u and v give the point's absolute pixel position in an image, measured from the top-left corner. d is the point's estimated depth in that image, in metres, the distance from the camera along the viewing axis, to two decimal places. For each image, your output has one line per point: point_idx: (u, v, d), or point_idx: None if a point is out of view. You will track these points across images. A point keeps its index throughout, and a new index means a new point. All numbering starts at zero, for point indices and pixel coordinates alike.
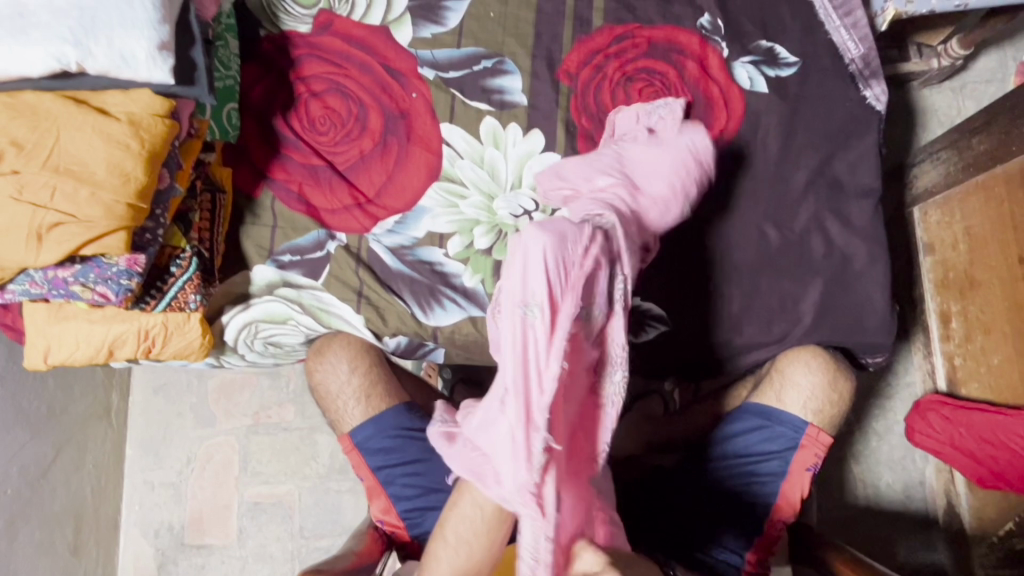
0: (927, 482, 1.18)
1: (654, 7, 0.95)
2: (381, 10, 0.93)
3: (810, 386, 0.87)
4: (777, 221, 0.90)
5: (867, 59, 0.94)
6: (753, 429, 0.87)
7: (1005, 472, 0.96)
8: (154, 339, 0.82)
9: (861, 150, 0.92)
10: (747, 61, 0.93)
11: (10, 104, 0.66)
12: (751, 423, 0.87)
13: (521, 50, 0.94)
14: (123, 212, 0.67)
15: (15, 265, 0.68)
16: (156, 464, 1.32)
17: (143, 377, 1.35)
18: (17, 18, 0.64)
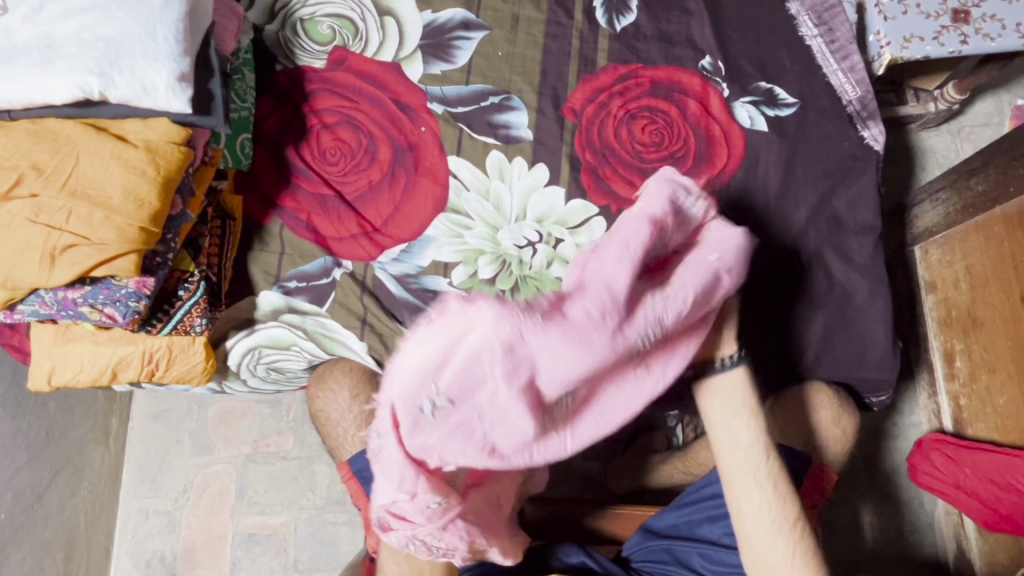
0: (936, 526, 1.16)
1: (656, 48, 0.99)
2: (393, 49, 0.96)
3: (825, 432, 0.87)
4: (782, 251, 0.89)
5: (864, 101, 0.97)
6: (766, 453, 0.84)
7: (1012, 514, 0.94)
8: (158, 362, 0.82)
9: (860, 188, 0.93)
10: (747, 101, 0.96)
11: (33, 129, 0.69)
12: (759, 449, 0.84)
13: (527, 88, 0.97)
14: (135, 234, 0.68)
15: (26, 286, 0.69)
16: (152, 492, 1.31)
17: (144, 402, 1.35)
18: (46, 51, 0.68)
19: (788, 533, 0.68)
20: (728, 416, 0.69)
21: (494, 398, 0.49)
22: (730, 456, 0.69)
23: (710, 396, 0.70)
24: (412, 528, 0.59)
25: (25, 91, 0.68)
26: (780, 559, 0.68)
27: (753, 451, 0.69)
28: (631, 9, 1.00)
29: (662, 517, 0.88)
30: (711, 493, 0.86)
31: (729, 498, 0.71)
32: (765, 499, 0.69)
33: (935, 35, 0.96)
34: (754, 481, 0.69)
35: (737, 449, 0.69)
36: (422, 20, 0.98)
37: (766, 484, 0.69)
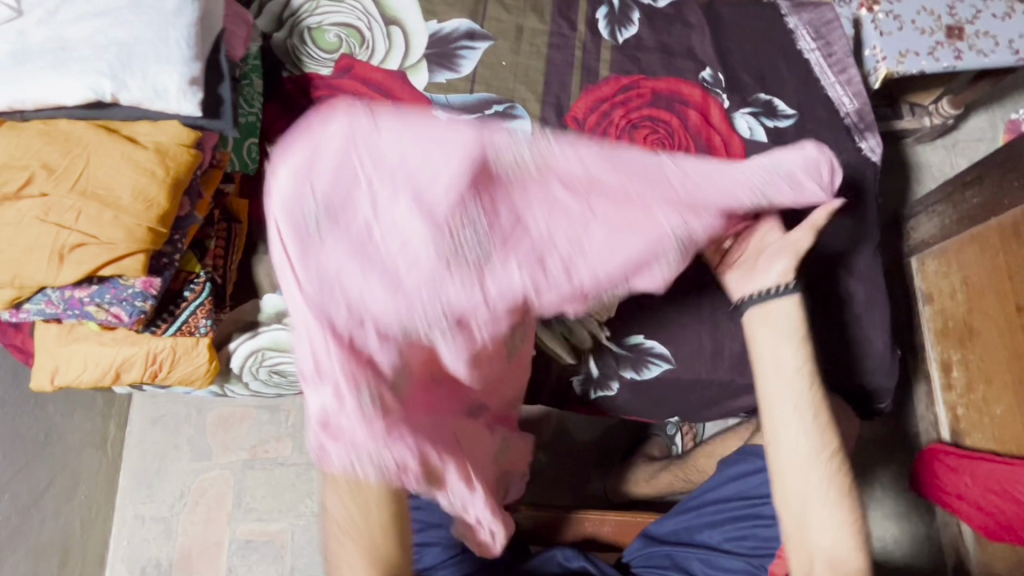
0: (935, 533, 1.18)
1: (658, 60, 1.00)
2: (399, 57, 0.98)
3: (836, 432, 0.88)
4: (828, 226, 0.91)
5: (862, 113, 0.99)
6: (759, 472, 0.86)
7: (1012, 524, 0.95)
8: (161, 363, 0.83)
9: (865, 196, 0.94)
10: (747, 112, 0.98)
11: (44, 130, 0.70)
12: (756, 465, 0.86)
13: (531, 97, 0.98)
14: (144, 234, 0.69)
15: (34, 285, 0.69)
16: (148, 498, 1.30)
17: (143, 407, 1.35)
18: (61, 53, 0.69)
19: (821, 459, 0.70)
20: (775, 342, 0.71)
21: (404, 211, 0.39)
22: (766, 382, 0.72)
23: (757, 323, 0.72)
24: (346, 446, 0.44)
25: (38, 92, 0.69)
26: (813, 487, 0.70)
27: (792, 381, 0.71)
28: (632, 22, 1.02)
29: (663, 523, 0.88)
30: (713, 498, 0.88)
31: (769, 431, 0.72)
32: (800, 428, 0.71)
33: (930, 50, 0.98)
34: (788, 410, 0.71)
35: (781, 376, 0.71)
36: (428, 30, 0.99)
37: (803, 412, 0.71)
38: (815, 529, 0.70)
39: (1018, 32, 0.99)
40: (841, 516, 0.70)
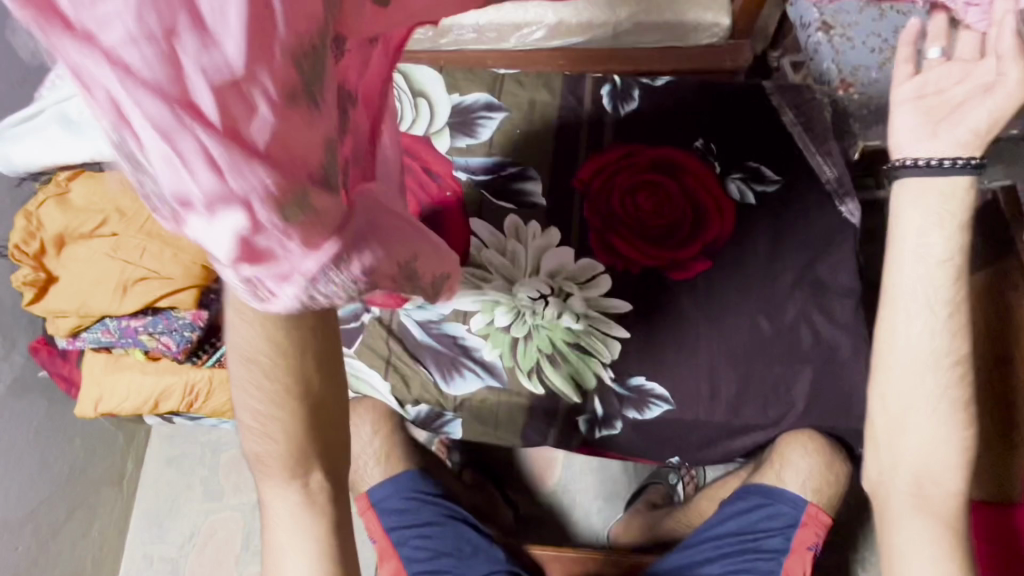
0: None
1: (655, 130, 1.12)
2: (425, 124, 1.11)
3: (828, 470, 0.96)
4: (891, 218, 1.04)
5: (842, 180, 1.08)
6: (758, 508, 0.96)
7: None
8: (198, 393, 0.88)
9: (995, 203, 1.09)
10: (737, 178, 1.08)
11: (121, 179, 0.80)
12: (755, 501, 0.96)
13: (542, 161, 1.10)
14: (198, 271, 0.77)
15: (97, 313, 0.77)
16: (159, 538, 1.32)
17: (160, 447, 1.39)
18: None
19: (948, 368, 0.76)
20: (924, 222, 0.75)
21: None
22: (905, 263, 0.77)
23: (924, 189, 0.76)
24: (224, 195, 0.26)
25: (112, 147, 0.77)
26: (925, 400, 0.76)
27: (941, 277, 0.75)
28: (633, 98, 1.15)
29: (669, 560, 0.94)
30: (713, 535, 0.94)
31: (885, 326, 0.78)
32: (931, 328, 0.75)
33: None
34: (935, 313, 0.75)
35: (922, 262, 0.76)
36: (450, 101, 1.13)
37: (939, 313, 0.75)
38: (910, 444, 0.77)
39: None
40: (949, 435, 0.76)
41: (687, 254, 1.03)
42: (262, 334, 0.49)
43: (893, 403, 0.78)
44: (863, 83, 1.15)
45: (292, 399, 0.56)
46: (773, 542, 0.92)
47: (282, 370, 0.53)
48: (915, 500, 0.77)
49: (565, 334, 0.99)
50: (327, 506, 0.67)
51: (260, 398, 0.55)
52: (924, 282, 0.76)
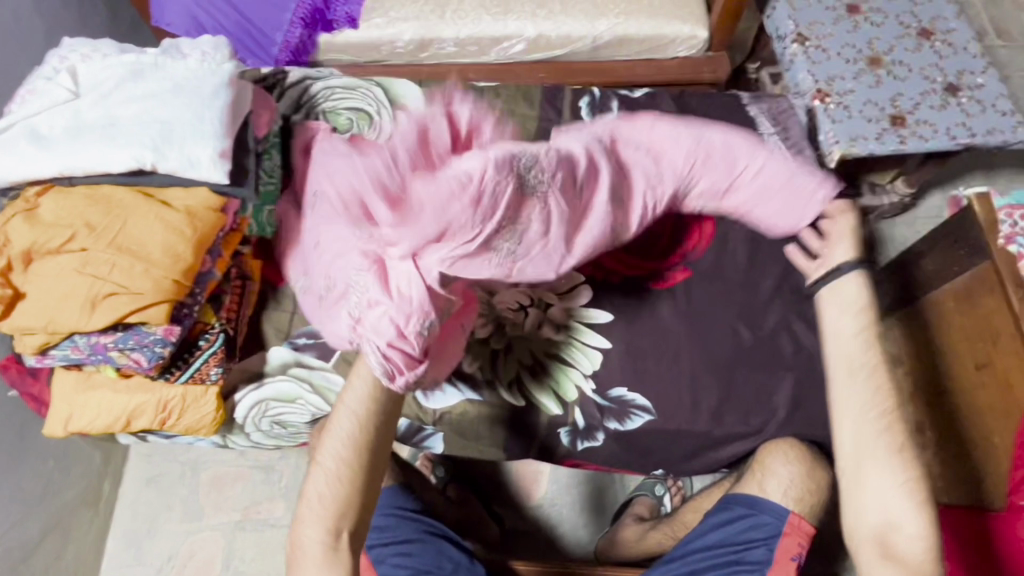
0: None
1: None
2: None
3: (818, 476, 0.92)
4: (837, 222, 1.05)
5: None
6: (738, 518, 0.92)
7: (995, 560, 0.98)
8: (171, 410, 0.87)
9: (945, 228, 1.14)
10: None
11: (90, 194, 0.79)
12: (735, 511, 0.92)
13: None
14: (169, 286, 0.76)
15: (65, 330, 0.75)
16: (136, 561, 1.29)
17: (138, 466, 1.37)
18: (110, 129, 0.80)
19: (883, 424, 0.80)
20: (838, 314, 0.89)
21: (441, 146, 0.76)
22: (838, 342, 0.87)
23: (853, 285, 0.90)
24: (388, 303, 0.77)
25: (88, 161, 0.78)
26: (868, 451, 0.79)
27: (856, 346, 0.85)
28: (612, 109, 1.16)
29: None
30: (694, 548, 0.92)
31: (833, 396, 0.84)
32: (865, 387, 0.82)
33: (876, 136, 1.16)
34: (858, 376, 0.83)
35: (845, 338, 0.87)
36: None
37: (859, 378, 0.83)
38: (868, 497, 0.77)
39: (952, 121, 1.17)
40: (898, 485, 0.76)
41: (663, 263, 1.03)
42: (369, 391, 0.80)
43: (840, 454, 0.82)
44: (838, 93, 1.20)
45: (366, 450, 0.79)
46: (755, 553, 0.88)
47: (367, 409, 0.80)
48: (883, 552, 0.74)
49: (545, 343, 0.98)
50: (347, 556, 0.75)
51: (343, 443, 0.79)
52: (856, 358, 0.85)
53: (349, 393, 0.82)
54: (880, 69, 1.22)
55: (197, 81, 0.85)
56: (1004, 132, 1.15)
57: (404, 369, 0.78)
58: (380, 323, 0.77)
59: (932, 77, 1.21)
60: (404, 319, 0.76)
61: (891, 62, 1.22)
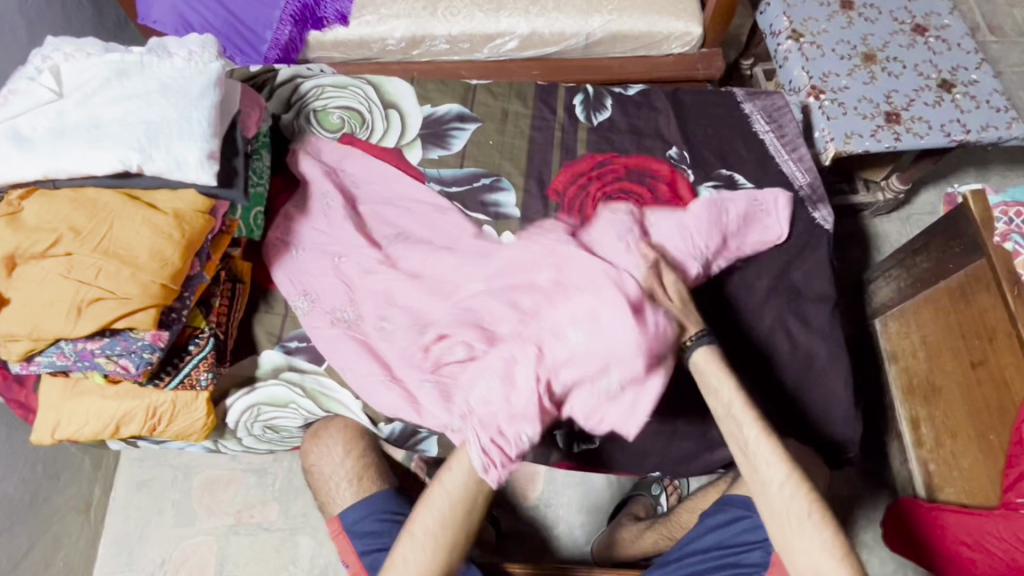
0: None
1: (629, 140, 1.12)
2: (395, 137, 1.10)
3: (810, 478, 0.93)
4: (829, 220, 1.05)
5: (814, 186, 1.08)
6: (733, 521, 0.91)
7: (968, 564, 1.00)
8: (160, 417, 0.86)
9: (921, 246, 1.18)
10: (710, 185, 1.07)
11: (75, 197, 0.77)
12: (730, 514, 0.92)
13: (515, 171, 1.09)
14: (157, 291, 0.75)
15: (49, 337, 0.74)
16: (127, 566, 1.27)
17: (130, 471, 1.35)
18: (94, 130, 0.78)
19: (794, 491, 0.75)
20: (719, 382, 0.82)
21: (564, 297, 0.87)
22: (744, 430, 0.79)
23: (703, 365, 0.84)
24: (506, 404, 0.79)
25: (71, 164, 0.77)
26: (795, 525, 0.74)
27: (750, 432, 0.79)
28: (605, 107, 1.15)
29: None
30: (694, 549, 0.91)
31: (747, 470, 0.79)
32: (765, 457, 0.77)
33: (871, 132, 1.15)
34: (757, 445, 0.78)
35: (743, 423, 0.79)
36: (422, 113, 1.12)
37: (754, 457, 0.78)
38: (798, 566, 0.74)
39: (948, 117, 1.16)
40: (827, 547, 0.72)
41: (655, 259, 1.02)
42: (469, 485, 0.79)
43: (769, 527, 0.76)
44: (832, 90, 1.19)
45: (457, 534, 0.78)
46: (751, 555, 0.87)
47: (462, 492, 0.78)
48: None
49: None
50: None
51: (438, 521, 0.77)
52: (744, 437, 0.79)
53: (449, 473, 0.80)
54: (874, 66, 1.21)
55: (184, 81, 0.83)
56: (999, 128, 1.15)
57: (500, 463, 0.77)
58: (488, 419, 0.79)
59: (926, 74, 1.20)
60: (513, 418, 0.78)
61: (885, 58, 1.22)
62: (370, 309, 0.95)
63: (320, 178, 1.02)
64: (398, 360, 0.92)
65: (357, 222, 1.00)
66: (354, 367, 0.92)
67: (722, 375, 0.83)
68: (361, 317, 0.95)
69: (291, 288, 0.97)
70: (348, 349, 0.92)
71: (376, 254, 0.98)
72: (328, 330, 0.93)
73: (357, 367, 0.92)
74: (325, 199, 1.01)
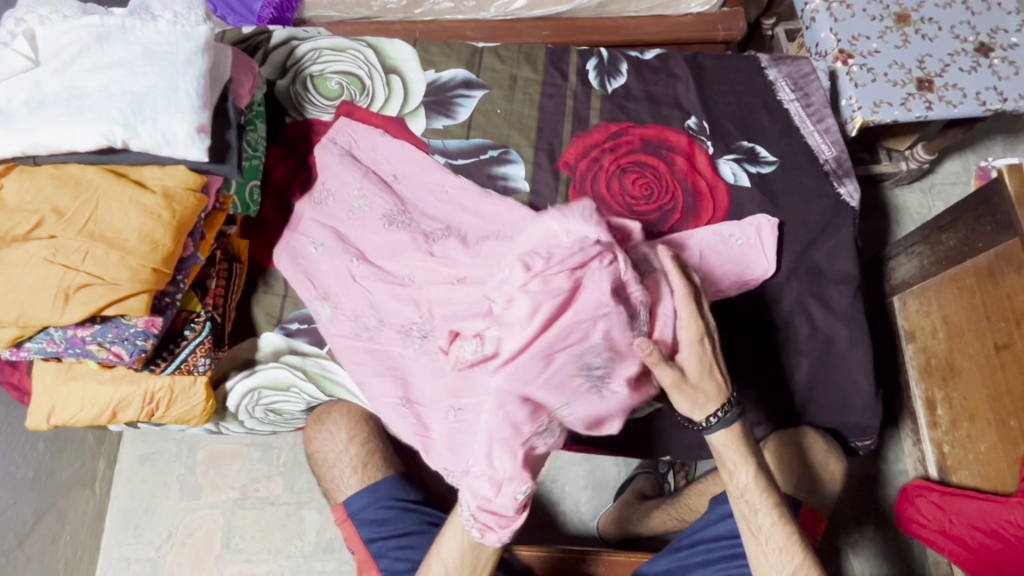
0: (929, 562, 1.24)
1: (645, 109, 1.05)
2: (398, 104, 1.04)
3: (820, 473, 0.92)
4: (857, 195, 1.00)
5: (840, 160, 1.02)
6: None
7: (980, 550, 0.99)
8: (158, 402, 0.83)
9: (953, 226, 1.12)
10: (731, 158, 1.02)
11: (56, 174, 0.73)
12: None
13: (524, 143, 1.03)
14: (148, 276, 0.71)
15: (38, 324, 0.70)
16: (135, 539, 1.28)
17: (133, 445, 1.34)
18: (75, 101, 0.73)
19: None
20: (738, 464, 0.76)
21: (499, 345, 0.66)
22: (757, 518, 0.76)
23: (714, 448, 0.77)
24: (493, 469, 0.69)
25: (52, 139, 0.72)
26: None
27: (763, 517, 0.76)
28: (620, 72, 1.08)
29: (655, 562, 0.90)
30: (704, 537, 0.90)
31: (751, 557, 0.77)
32: (777, 543, 0.75)
33: (902, 101, 1.08)
34: (769, 532, 0.76)
35: (759, 513, 0.76)
36: (426, 79, 1.06)
37: (759, 534, 0.76)
38: None
39: (984, 85, 1.09)
40: None
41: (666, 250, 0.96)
42: (464, 549, 0.74)
43: None
44: (862, 54, 1.12)
45: None
46: None
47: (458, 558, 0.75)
48: None
49: None
50: None
51: None
52: (756, 521, 0.76)
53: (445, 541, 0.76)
54: (907, 27, 1.13)
55: (169, 46, 0.77)
56: None
57: (495, 526, 0.71)
58: (477, 488, 0.70)
59: (963, 36, 1.12)
60: (503, 484, 0.69)
61: (920, 19, 1.13)
62: (393, 319, 0.82)
63: (332, 172, 0.95)
64: (421, 384, 0.78)
65: (384, 232, 0.88)
66: (372, 385, 0.83)
67: (740, 453, 0.76)
68: (384, 327, 0.83)
69: (309, 290, 0.89)
70: (365, 361, 0.85)
71: (408, 267, 0.83)
72: (347, 343, 0.86)
73: (377, 384, 0.83)
74: (347, 198, 0.92)
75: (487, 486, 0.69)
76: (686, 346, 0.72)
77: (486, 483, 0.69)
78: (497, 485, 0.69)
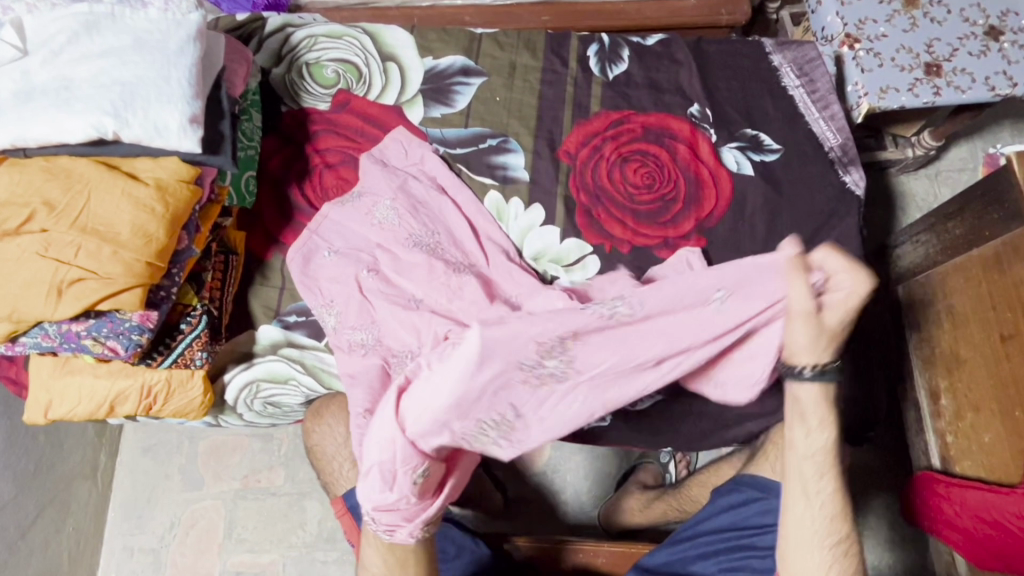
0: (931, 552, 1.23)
1: (647, 96, 1.03)
2: (395, 92, 1.02)
3: None
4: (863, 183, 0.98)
5: (845, 148, 1.00)
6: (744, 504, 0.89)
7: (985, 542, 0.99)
8: (155, 396, 0.83)
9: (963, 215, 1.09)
10: (734, 146, 1.00)
11: (47, 167, 0.72)
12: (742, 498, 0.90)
13: (523, 131, 1.01)
14: (141, 269, 0.70)
15: (31, 319, 0.70)
16: (137, 529, 1.28)
17: (134, 436, 1.34)
18: (64, 92, 0.71)
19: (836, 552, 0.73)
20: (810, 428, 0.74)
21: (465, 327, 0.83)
22: (817, 483, 0.75)
23: (792, 402, 0.75)
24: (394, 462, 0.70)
25: (41, 132, 0.71)
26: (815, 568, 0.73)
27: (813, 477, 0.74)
28: (622, 58, 1.06)
29: (655, 554, 0.90)
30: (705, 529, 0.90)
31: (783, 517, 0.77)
32: (813, 511, 0.74)
33: (909, 86, 1.06)
34: (815, 498, 0.75)
35: (812, 479, 0.75)
36: (424, 66, 1.04)
37: (813, 500, 0.74)
38: None
39: (993, 70, 1.06)
40: None
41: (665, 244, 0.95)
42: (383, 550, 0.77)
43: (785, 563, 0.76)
44: (868, 38, 1.09)
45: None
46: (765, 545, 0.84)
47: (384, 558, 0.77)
48: None
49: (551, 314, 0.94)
50: None
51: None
52: (813, 486, 0.75)
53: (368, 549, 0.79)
54: (915, 10, 1.10)
55: (161, 34, 0.75)
56: None
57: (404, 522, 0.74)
58: (373, 478, 0.71)
59: (972, 19, 1.09)
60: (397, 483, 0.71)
61: (929, 2, 1.10)
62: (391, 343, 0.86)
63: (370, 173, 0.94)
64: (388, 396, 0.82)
65: (404, 251, 0.90)
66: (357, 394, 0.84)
67: (819, 412, 0.73)
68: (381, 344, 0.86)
69: (316, 296, 0.89)
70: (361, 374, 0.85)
71: (418, 296, 0.88)
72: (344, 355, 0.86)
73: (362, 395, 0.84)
74: (371, 204, 0.92)
75: (382, 478, 0.70)
76: (833, 288, 0.67)
77: (382, 474, 0.70)
78: (393, 477, 0.70)
